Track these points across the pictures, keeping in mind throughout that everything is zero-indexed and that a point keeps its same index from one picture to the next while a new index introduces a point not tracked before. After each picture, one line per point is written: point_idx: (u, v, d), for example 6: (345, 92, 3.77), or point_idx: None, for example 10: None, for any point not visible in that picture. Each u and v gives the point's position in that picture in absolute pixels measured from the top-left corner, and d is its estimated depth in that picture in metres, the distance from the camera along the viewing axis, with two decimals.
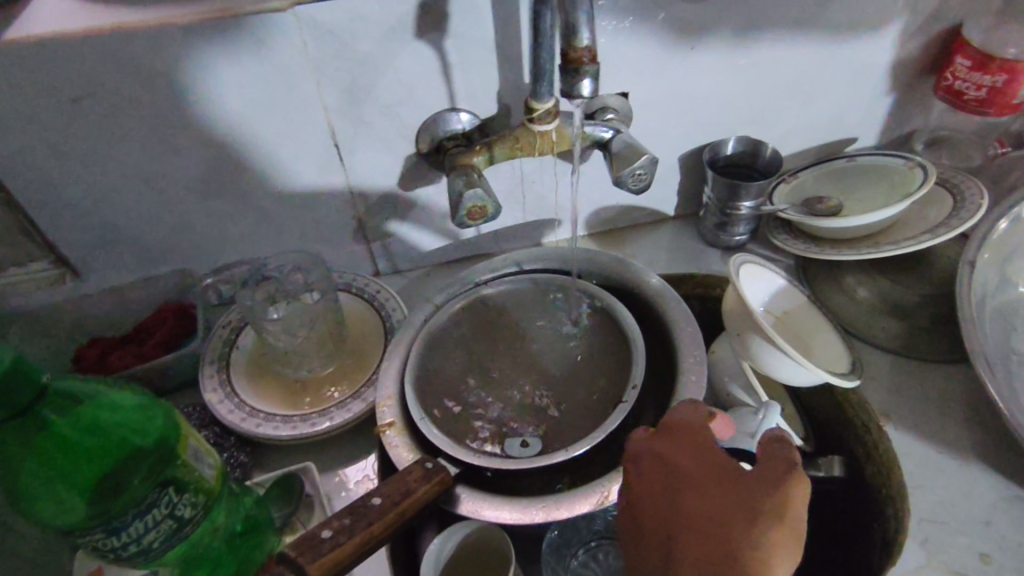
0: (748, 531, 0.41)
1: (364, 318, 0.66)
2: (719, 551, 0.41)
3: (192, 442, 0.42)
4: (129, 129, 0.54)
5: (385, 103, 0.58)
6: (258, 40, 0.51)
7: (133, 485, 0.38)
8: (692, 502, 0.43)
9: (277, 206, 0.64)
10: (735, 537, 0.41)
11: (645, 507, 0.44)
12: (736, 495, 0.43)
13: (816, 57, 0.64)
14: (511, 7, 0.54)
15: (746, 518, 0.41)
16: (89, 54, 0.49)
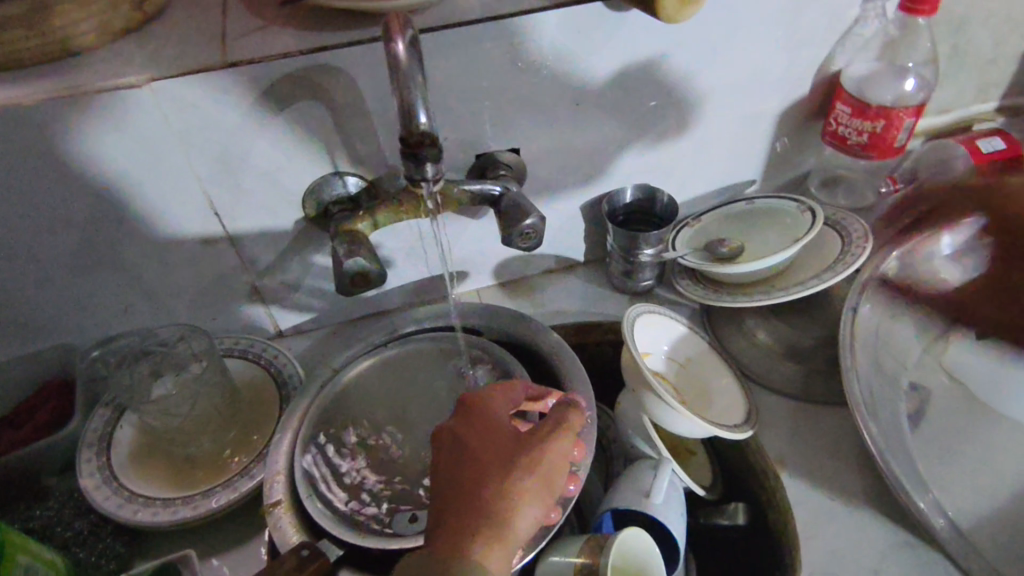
0: (505, 483, 0.42)
1: (260, 383, 0.63)
2: (475, 505, 0.41)
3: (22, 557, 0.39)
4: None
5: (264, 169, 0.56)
6: (118, 114, 0.49)
7: None
8: (470, 467, 0.43)
9: (164, 276, 0.61)
10: (487, 492, 0.41)
11: (433, 473, 0.44)
12: (501, 452, 0.44)
13: (703, 105, 0.65)
14: (385, 73, 0.53)
15: (503, 474, 0.42)
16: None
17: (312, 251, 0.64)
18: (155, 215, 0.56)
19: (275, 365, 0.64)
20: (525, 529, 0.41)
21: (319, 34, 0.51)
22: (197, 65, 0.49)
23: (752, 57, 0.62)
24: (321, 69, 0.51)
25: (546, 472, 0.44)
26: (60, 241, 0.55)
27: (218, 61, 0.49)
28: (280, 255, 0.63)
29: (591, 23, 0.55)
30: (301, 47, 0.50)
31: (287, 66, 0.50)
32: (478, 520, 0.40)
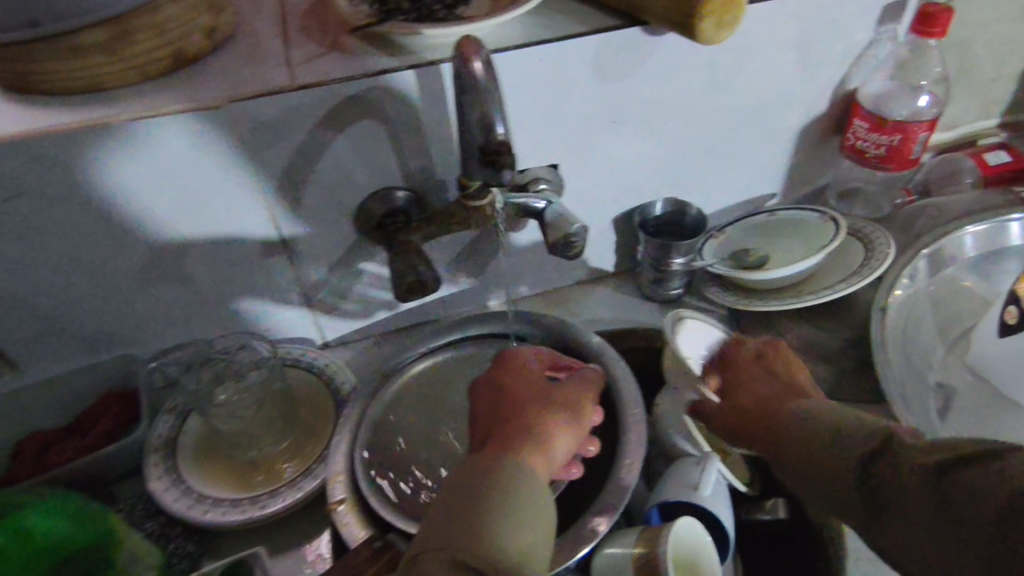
0: (539, 410, 0.49)
1: (314, 390, 0.66)
2: (516, 423, 0.48)
3: (124, 548, 0.43)
4: (66, 222, 0.55)
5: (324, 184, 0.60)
6: (197, 134, 0.53)
7: None
8: (508, 402, 0.50)
9: (224, 287, 0.64)
10: (528, 413, 0.49)
11: (476, 417, 0.51)
12: (532, 391, 0.52)
13: (730, 121, 0.69)
14: (443, 93, 0.57)
15: (540, 405, 0.50)
16: (23, 156, 0.50)
17: (363, 263, 0.67)
18: (221, 229, 0.60)
19: (327, 372, 0.66)
20: (563, 450, 0.48)
21: (381, 59, 0.55)
22: (271, 88, 0.53)
23: (774, 78, 0.67)
24: (384, 91, 0.55)
25: (573, 405, 0.52)
26: (131, 253, 0.58)
27: (290, 85, 0.53)
28: (333, 267, 0.66)
29: (632, 48, 0.59)
30: (366, 71, 0.54)
31: (354, 88, 0.54)
32: (521, 432, 0.47)
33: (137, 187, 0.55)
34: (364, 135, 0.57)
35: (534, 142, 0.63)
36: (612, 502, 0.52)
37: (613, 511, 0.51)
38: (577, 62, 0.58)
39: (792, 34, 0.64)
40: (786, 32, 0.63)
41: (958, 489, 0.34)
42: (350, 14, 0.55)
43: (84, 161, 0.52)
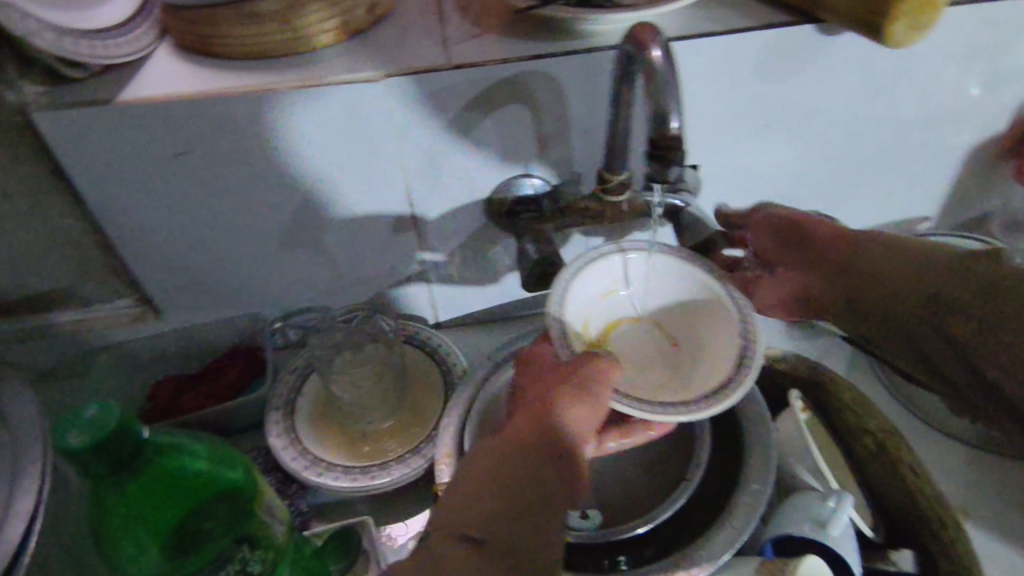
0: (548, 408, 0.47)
1: (426, 369, 0.66)
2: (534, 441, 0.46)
3: (265, 498, 0.40)
4: (222, 182, 0.57)
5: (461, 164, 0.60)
6: (352, 106, 0.54)
7: (212, 537, 0.37)
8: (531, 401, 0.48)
9: (353, 258, 0.66)
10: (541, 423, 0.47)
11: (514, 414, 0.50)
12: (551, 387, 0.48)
13: (893, 135, 0.64)
14: (596, 82, 0.55)
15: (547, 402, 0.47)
16: (196, 115, 0.52)
17: (487, 248, 0.67)
18: (359, 200, 0.61)
19: (441, 353, 0.67)
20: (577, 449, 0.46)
21: (537, 42, 0.54)
22: (427, 65, 0.53)
23: (952, 91, 0.61)
24: (537, 76, 0.54)
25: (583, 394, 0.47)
26: (276, 216, 0.61)
27: (446, 63, 0.53)
28: (458, 250, 0.66)
29: (804, 48, 0.55)
30: (522, 54, 0.53)
31: (508, 71, 0.53)
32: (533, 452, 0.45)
33: (310, 132, 0.55)
34: (508, 119, 0.57)
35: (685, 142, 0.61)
36: (732, 528, 0.49)
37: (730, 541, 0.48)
38: (740, 59, 0.55)
39: (985, 43, 0.57)
40: (978, 41, 0.57)
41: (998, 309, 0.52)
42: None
43: (246, 123, 0.54)
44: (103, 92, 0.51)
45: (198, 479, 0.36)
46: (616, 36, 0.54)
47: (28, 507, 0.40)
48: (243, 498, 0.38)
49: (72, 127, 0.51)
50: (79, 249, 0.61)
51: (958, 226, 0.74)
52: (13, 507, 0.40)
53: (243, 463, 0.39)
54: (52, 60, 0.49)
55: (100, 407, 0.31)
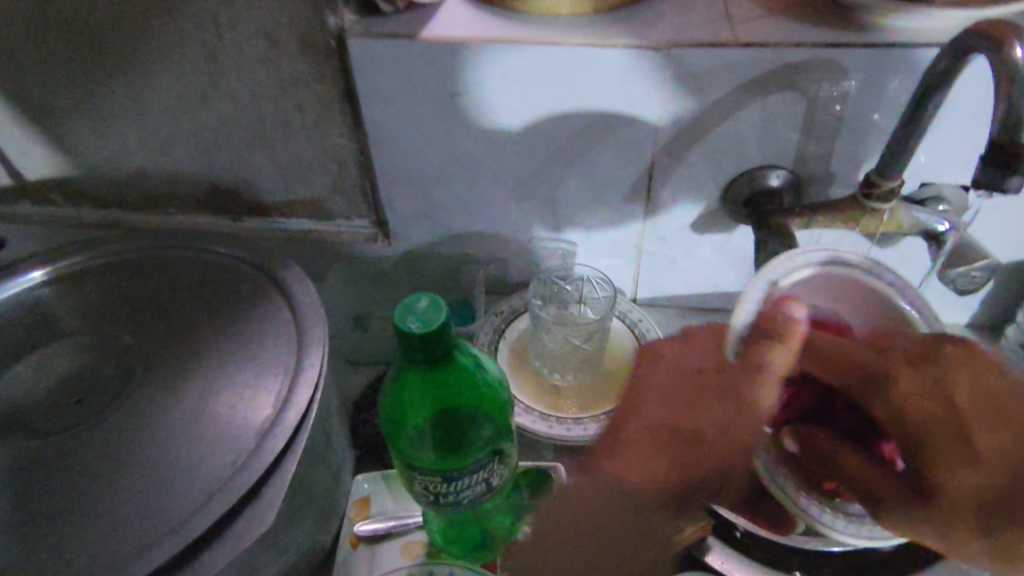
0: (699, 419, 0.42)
1: (624, 343, 0.67)
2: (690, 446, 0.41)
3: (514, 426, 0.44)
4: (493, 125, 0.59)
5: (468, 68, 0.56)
6: (629, 71, 0.54)
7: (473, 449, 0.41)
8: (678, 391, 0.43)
9: (572, 220, 0.67)
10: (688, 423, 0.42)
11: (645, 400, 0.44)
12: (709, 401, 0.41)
13: None
14: (882, 87, 0.52)
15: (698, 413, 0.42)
16: (488, 59, 0.55)
17: (707, 234, 0.65)
18: (599, 169, 0.62)
19: (639, 328, 0.67)
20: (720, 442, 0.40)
21: (833, 30, 0.52)
22: (715, 39, 0.52)
23: None
24: (827, 66, 0.52)
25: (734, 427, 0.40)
26: (516, 165, 0.63)
27: (732, 40, 0.52)
28: (677, 228, 0.66)
29: None
30: (816, 41, 0.51)
31: (796, 56, 0.52)
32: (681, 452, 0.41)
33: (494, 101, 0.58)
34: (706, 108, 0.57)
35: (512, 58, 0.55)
36: None
37: None
38: None
39: None
40: None
41: None
42: None
43: (530, 71, 0.56)
44: (406, 27, 0.55)
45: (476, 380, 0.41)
46: (946, 35, 0.50)
47: (313, 376, 0.45)
48: (499, 414, 0.42)
49: (376, 54, 0.56)
50: (342, 165, 0.67)
51: None
52: (302, 373, 0.45)
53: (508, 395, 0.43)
54: None
55: (432, 303, 0.36)
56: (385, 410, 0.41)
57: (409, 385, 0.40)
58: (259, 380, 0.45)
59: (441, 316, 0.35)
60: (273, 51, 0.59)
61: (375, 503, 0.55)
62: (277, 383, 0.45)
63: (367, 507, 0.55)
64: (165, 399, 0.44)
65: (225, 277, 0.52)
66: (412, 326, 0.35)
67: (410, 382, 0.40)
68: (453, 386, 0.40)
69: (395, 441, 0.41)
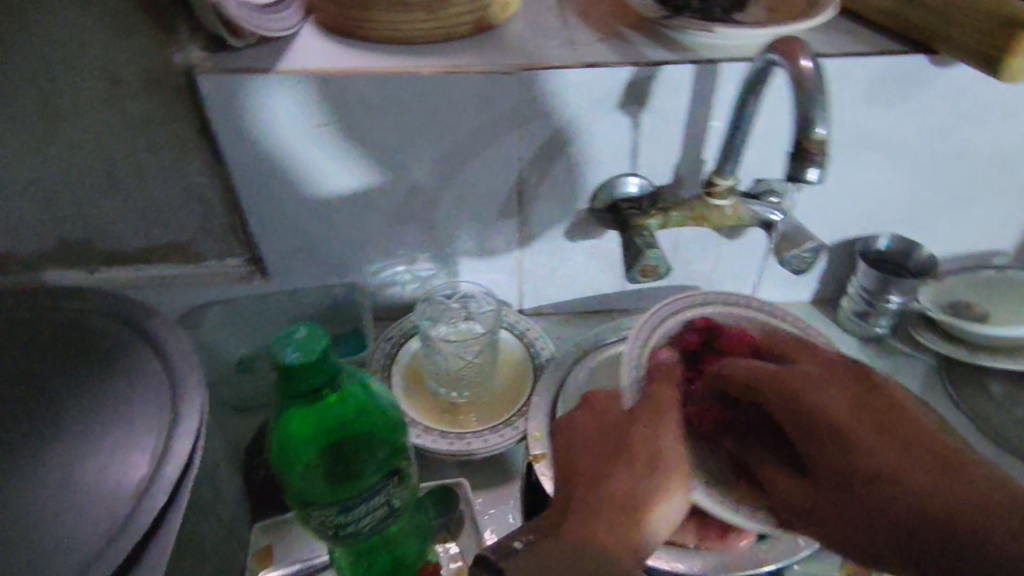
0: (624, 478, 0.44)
1: (514, 354, 0.70)
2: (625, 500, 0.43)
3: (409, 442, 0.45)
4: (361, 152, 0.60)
5: (276, 173, 0.62)
6: (487, 95, 0.57)
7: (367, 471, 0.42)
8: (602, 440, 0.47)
9: (452, 240, 0.69)
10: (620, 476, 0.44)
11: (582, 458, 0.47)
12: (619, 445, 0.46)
13: (983, 167, 0.66)
14: (710, 99, 0.59)
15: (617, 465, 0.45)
16: (269, 107, 0.57)
17: (579, 241, 0.69)
18: (470, 188, 0.64)
19: (526, 336, 0.70)
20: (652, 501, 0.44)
21: (661, 51, 0.58)
22: (561, 62, 0.57)
23: None
24: (662, 81, 0.58)
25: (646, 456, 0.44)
26: (390, 192, 0.64)
27: (576, 62, 0.57)
28: (551, 238, 0.69)
29: (915, 76, 0.58)
30: (648, 60, 0.57)
31: (633, 74, 0.57)
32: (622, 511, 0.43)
33: (310, 166, 0.61)
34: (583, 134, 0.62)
35: (275, 136, 0.59)
36: None
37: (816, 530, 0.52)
38: (848, 82, 0.58)
39: None
40: None
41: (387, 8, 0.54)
42: (639, 5, 0.58)
43: (298, 102, 0.57)
44: (261, 63, 0.55)
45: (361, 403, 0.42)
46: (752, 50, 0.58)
47: (194, 426, 0.43)
48: (391, 433, 0.43)
49: (231, 90, 0.55)
50: (207, 206, 0.65)
51: None
52: (182, 424, 0.43)
53: (399, 413, 0.44)
54: (220, 31, 0.53)
55: (311, 331, 0.36)
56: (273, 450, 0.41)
57: (294, 418, 0.40)
58: (132, 441, 0.42)
59: (320, 344, 0.36)
60: (116, 93, 0.56)
61: (278, 549, 0.53)
62: (153, 439, 0.42)
63: (269, 555, 0.53)
64: (22, 474, 0.41)
65: (84, 335, 0.49)
66: (290, 358, 0.35)
67: (296, 413, 0.40)
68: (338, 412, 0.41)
69: (287, 478, 0.41)
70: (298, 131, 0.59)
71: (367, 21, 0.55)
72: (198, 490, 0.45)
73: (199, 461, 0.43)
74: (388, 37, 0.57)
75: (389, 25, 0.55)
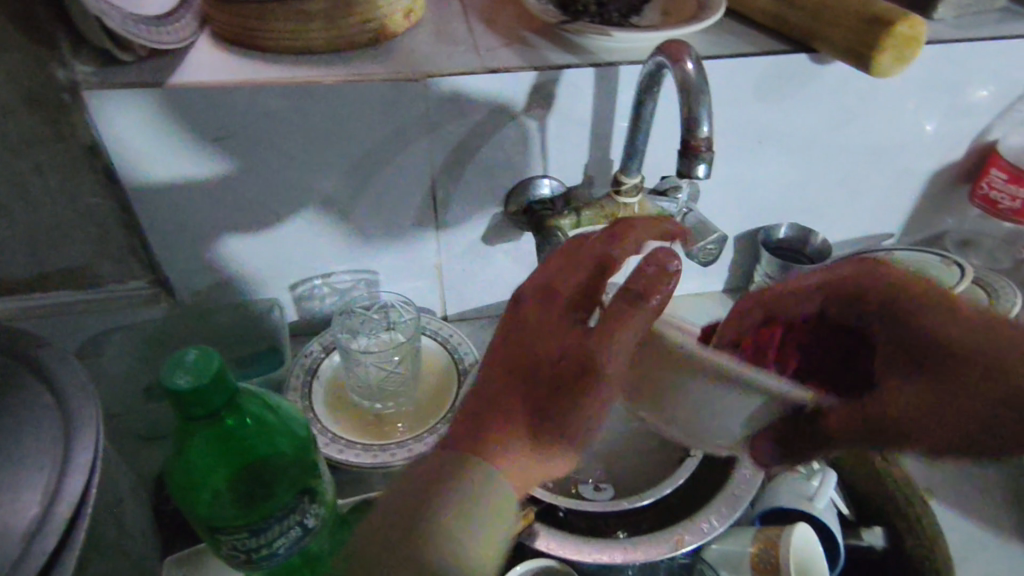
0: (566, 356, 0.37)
1: (438, 360, 0.69)
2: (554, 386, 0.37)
3: (321, 457, 0.44)
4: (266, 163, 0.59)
5: (147, 185, 0.58)
6: (392, 103, 0.57)
7: (278, 491, 0.40)
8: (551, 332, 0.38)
9: (369, 250, 0.68)
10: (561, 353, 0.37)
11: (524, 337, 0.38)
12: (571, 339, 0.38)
13: (868, 156, 0.71)
14: (613, 100, 0.61)
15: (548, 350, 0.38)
16: (123, 115, 0.54)
17: (497, 244, 0.70)
18: (383, 196, 0.64)
19: (449, 341, 0.70)
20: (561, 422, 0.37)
21: (563, 55, 0.59)
22: (465, 68, 0.57)
23: (907, 127, 0.69)
24: (564, 84, 0.59)
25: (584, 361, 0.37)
26: (300, 204, 0.63)
27: (480, 67, 0.57)
28: (469, 243, 0.69)
29: (800, 73, 0.61)
30: (549, 63, 0.58)
31: (537, 78, 0.58)
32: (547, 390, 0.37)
33: (156, 167, 0.57)
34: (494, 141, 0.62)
35: (132, 145, 0.56)
36: (727, 500, 0.54)
37: (729, 509, 0.54)
38: (740, 80, 0.61)
39: (941, 93, 0.66)
40: (935, 83, 0.66)
41: (283, 20, 0.53)
42: (539, 11, 0.59)
43: (152, 110, 0.54)
44: (151, 76, 0.53)
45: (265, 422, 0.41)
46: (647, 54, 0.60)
47: (87, 462, 0.41)
48: (300, 450, 0.42)
49: (119, 104, 0.53)
50: (103, 228, 0.61)
51: (917, 243, 0.81)
52: (75, 460, 0.41)
53: (307, 428, 0.43)
54: (103, 43, 0.50)
55: (201, 353, 0.36)
56: (172, 481, 0.39)
57: (193, 445, 0.38)
58: (16, 482, 0.40)
59: (212, 363, 0.35)
60: None
61: None
62: (41, 478, 0.40)
63: None
64: None
65: None
66: (179, 380, 0.34)
67: (194, 440, 0.38)
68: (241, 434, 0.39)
69: (192, 511, 0.39)
70: (159, 138, 0.56)
71: (261, 32, 0.54)
72: (96, 529, 0.42)
73: (94, 498, 0.40)
74: (284, 48, 0.56)
75: (284, 38, 0.54)
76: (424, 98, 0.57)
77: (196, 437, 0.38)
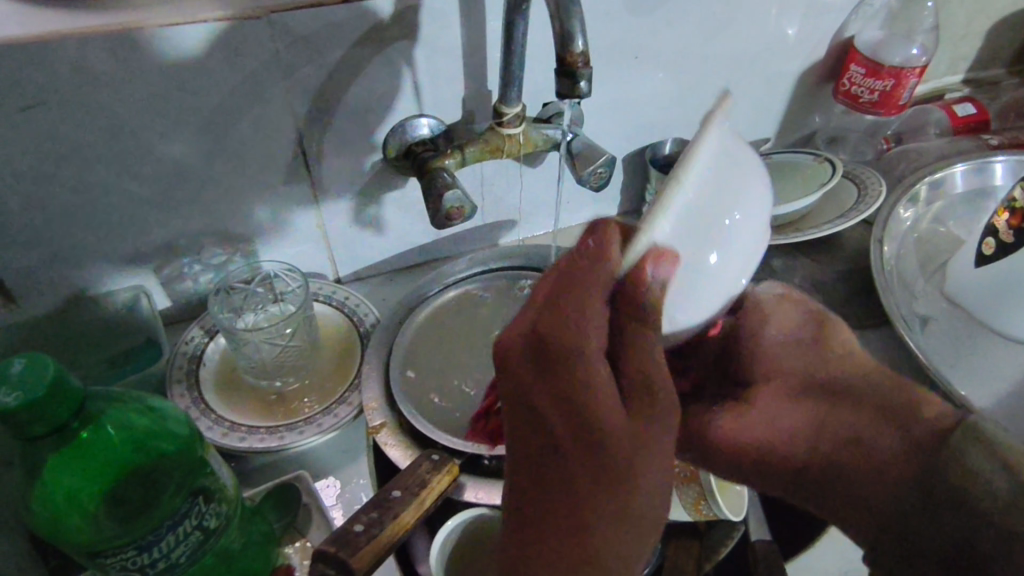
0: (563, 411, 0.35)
1: (337, 326, 0.65)
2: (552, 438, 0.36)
3: (211, 451, 0.41)
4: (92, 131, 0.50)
5: None
6: (233, 46, 0.50)
7: (164, 497, 0.37)
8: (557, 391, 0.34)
9: (239, 218, 0.61)
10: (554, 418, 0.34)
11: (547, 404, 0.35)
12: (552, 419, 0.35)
13: (740, 63, 0.71)
14: (482, 24, 0.57)
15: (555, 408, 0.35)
16: None
17: (382, 194, 0.65)
18: (244, 157, 0.57)
19: (345, 304, 0.66)
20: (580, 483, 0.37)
21: None
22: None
23: (773, 30, 0.70)
24: (427, 10, 0.54)
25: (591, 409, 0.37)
26: (148, 175, 0.55)
27: None
28: (350, 195, 0.64)
29: None
30: None
31: (396, 5, 0.53)
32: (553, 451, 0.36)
33: None
34: (360, 79, 0.56)
35: None
36: None
37: None
38: None
39: None
40: None
41: None
42: None
43: None
44: None
45: (134, 426, 0.38)
46: None
47: None
48: (185, 448, 0.39)
49: None
50: None
51: (791, 145, 0.84)
52: None
53: (189, 424, 0.40)
54: None
55: (28, 363, 0.32)
56: (35, 512, 0.35)
57: (50, 467, 0.35)
58: None
59: (42, 375, 0.32)
60: None
61: None
62: None
63: None
64: None
65: None
66: (4, 400, 0.31)
67: (50, 461, 0.35)
68: (103, 445, 0.36)
69: (68, 541, 0.35)
70: None
71: None
72: None
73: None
74: None
75: None
76: (271, 38, 0.51)
77: (51, 457, 0.35)
